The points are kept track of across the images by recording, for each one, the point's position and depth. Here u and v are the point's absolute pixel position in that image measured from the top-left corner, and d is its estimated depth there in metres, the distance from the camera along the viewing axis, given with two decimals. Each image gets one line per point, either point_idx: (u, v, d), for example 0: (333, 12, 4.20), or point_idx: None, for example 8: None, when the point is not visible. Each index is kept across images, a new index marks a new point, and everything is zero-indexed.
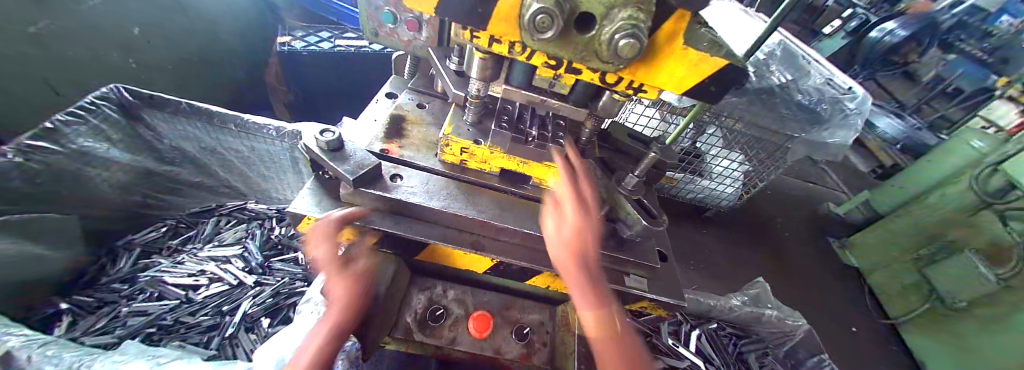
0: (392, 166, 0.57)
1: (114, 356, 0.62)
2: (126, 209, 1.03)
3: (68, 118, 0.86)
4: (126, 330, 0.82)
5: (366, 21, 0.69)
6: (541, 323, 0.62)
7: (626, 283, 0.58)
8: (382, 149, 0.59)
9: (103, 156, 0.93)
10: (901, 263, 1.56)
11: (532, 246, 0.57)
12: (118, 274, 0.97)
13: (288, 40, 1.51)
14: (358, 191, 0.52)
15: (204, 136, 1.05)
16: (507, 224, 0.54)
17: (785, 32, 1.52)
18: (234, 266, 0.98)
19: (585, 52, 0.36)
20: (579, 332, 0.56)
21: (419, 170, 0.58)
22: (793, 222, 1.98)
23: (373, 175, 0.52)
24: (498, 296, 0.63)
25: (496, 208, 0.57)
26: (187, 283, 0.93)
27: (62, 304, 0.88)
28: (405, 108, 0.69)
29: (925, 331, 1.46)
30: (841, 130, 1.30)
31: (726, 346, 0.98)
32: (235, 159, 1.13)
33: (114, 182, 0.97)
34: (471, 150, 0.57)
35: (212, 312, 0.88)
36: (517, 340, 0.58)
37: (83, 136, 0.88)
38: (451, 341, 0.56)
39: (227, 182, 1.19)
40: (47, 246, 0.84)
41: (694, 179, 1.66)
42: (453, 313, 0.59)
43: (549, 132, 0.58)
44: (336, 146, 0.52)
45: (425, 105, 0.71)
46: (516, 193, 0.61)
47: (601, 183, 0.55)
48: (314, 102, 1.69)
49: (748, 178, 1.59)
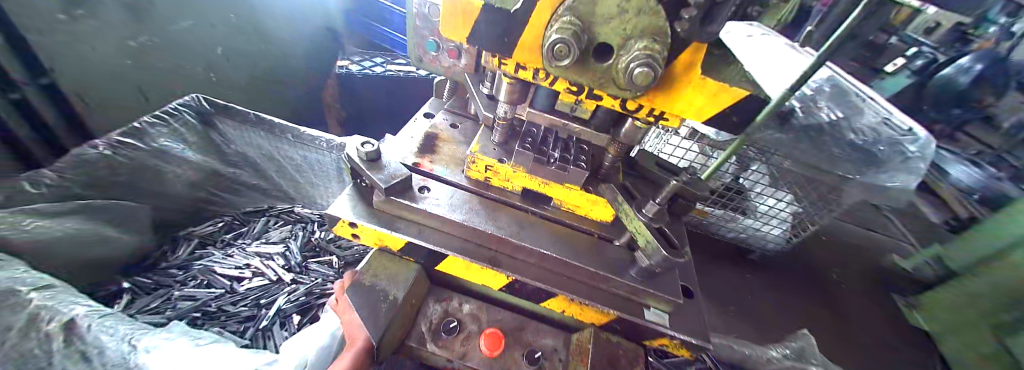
0: (422, 179, 0.61)
1: (161, 334, 0.69)
2: (191, 203, 1.15)
3: (154, 120, 1.02)
4: (175, 312, 0.90)
5: (412, 48, 0.77)
6: (554, 349, 0.60)
7: (646, 316, 0.56)
8: (414, 162, 0.63)
9: (178, 154, 1.06)
10: (976, 328, 1.35)
11: (549, 266, 0.57)
12: (175, 261, 1.08)
13: (346, 64, 1.73)
14: (390, 200, 0.55)
15: (265, 142, 1.20)
16: (524, 242, 0.56)
17: (834, 70, 1.46)
18: (275, 263, 1.06)
19: (603, 79, 0.38)
20: (592, 363, 0.54)
21: (446, 184, 0.61)
22: (850, 273, 1.78)
23: (404, 185, 0.56)
24: (512, 316, 0.63)
25: (516, 226, 0.58)
26: (233, 275, 1.01)
27: (126, 283, 0.98)
28: (440, 128, 0.74)
29: None
30: (907, 175, 1.16)
31: None
32: (290, 167, 1.25)
33: (184, 179, 1.09)
34: (496, 168, 0.59)
35: (250, 304, 0.95)
36: (528, 363, 0.57)
37: (164, 136, 1.03)
38: (461, 355, 0.56)
39: (279, 186, 1.30)
40: (122, 230, 0.95)
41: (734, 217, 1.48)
42: (466, 327, 0.59)
43: (571, 154, 0.57)
44: (375, 156, 0.56)
45: (458, 127, 0.76)
46: (536, 213, 0.62)
47: (620, 207, 0.55)
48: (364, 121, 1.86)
49: (798, 219, 1.41)
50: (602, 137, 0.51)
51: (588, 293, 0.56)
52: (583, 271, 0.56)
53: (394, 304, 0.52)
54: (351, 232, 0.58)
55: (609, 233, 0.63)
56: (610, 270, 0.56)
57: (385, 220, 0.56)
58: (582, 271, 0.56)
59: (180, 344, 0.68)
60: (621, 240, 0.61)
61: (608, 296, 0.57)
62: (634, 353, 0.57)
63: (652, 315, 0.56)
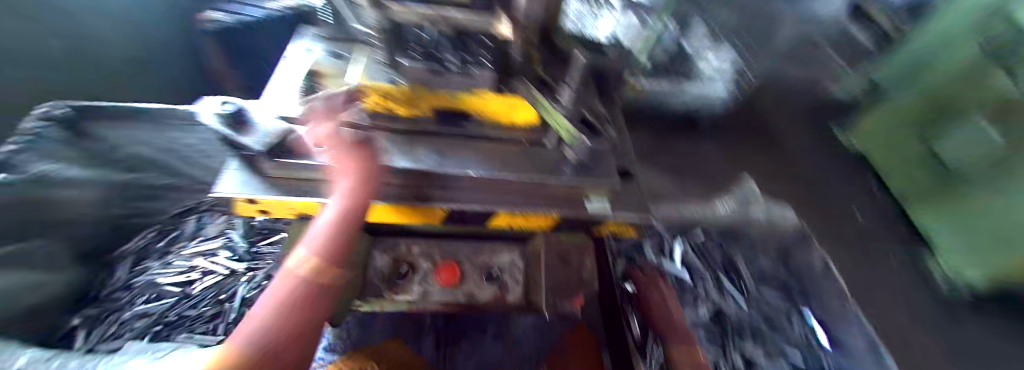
0: (310, 129, 0.51)
1: (114, 359, 0.66)
2: (108, 222, 1.03)
3: (18, 145, 0.85)
4: (133, 332, 0.86)
5: None
6: (512, 262, 0.61)
7: (588, 207, 0.55)
8: (300, 113, 0.52)
9: (63, 176, 0.92)
10: None
11: (482, 187, 0.53)
12: (118, 283, 1.00)
13: None
14: (279, 164, 0.48)
15: (154, 137, 1.02)
16: (447, 172, 0.50)
17: None
18: (220, 257, 1.00)
19: None
20: (545, 266, 0.56)
21: (341, 128, 0.52)
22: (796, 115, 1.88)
23: (290, 144, 0.47)
24: (464, 243, 0.61)
25: (435, 155, 0.53)
26: (181, 280, 0.95)
27: (76, 319, 0.91)
28: (320, 61, 0.60)
29: None
30: None
31: (710, 252, 1.05)
32: (193, 155, 1.10)
33: (86, 200, 0.96)
34: (391, 93, 0.50)
35: (210, 303, 0.92)
36: (488, 282, 0.59)
37: (36, 161, 0.87)
38: (421, 294, 0.57)
39: (199, 178, 1.16)
40: (38, 271, 0.86)
41: (682, 87, 1.44)
42: (420, 267, 0.59)
43: (470, 51, 0.45)
44: (236, 120, 0.47)
45: (344, 55, 0.62)
46: (456, 134, 0.55)
47: (541, 105, 0.49)
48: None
49: (733, 71, 1.45)
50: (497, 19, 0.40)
51: (527, 203, 0.54)
52: (517, 183, 0.52)
53: None
54: (256, 209, 0.51)
55: (537, 134, 0.58)
56: (545, 172, 0.53)
57: (288, 186, 0.49)
58: (517, 184, 0.52)
59: (137, 363, 0.65)
60: (548, 141, 0.58)
61: (547, 198, 0.55)
62: (582, 245, 0.59)
63: (594, 206, 0.55)
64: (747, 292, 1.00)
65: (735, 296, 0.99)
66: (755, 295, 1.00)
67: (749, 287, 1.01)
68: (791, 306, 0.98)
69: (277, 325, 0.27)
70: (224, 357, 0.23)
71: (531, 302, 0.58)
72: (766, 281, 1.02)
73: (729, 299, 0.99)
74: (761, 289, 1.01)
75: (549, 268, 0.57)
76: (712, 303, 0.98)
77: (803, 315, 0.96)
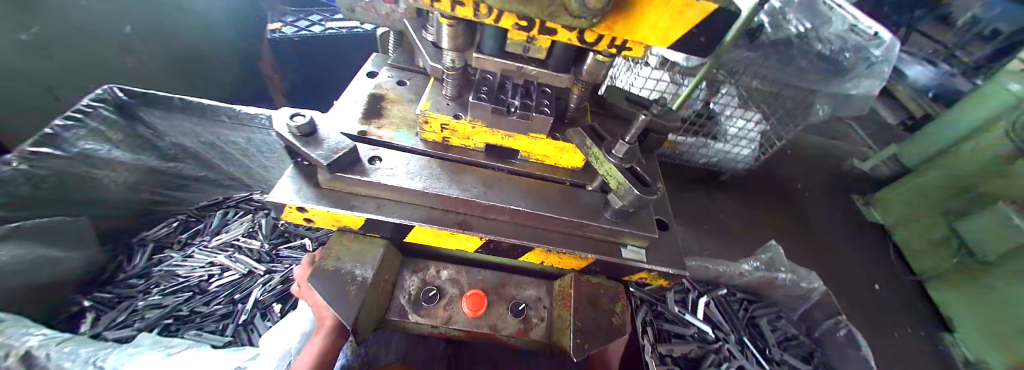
0: (371, 149, 0.54)
1: (127, 350, 0.66)
2: (134, 207, 1.05)
3: (67, 122, 0.87)
4: (144, 322, 0.86)
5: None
6: (538, 299, 0.61)
7: (623, 254, 0.55)
8: (361, 131, 0.56)
9: (108, 157, 0.94)
10: (929, 217, 1.48)
11: (522, 222, 0.55)
12: (134, 270, 1.01)
13: (278, 26, 1.49)
14: (337, 177, 0.50)
15: (200, 129, 1.03)
16: (494, 203, 0.52)
17: None
18: (242, 256, 1.02)
19: (553, 6, 0.32)
20: (576, 308, 0.54)
21: (399, 151, 0.55)
22: (814, 181, 1.89)
23: (349, 159, 0.50)
24: (493, 274, 0.62)
25: (481, 186, 0.54)
26: (198, 276, 0.97)
27: (86, 302, 0.92)
28: (386, 87, 0.66)
29: (948, 283, 1.42)
30: (868, 80, 1.21)
31: (736, 310, 0.98)
32: (234, 152, 1.12)
33: (122, 182, 0.98)
34: (452, 126, 0.54)
35: (224, 302, 0.93)
36: (513, 316, 0.57)
37: (85, 139, 0.89)
38: (445, 320, 0.55)
39: (230, 174, 1.20)
40: (66, 248, 0.87)
41: (705, 144, 1.61)
42: (447, 292, 0.58)
43: (532, 99, 0.52)
44: (309, 131, 0.50)
45: (406, 82, 0.68)
46: (503, 169, 0.58)
47: (591, 153, 0.52)
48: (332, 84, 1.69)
49: (765, 137, 1.52)
50: (564, 79, 0.46)
51: (563, 242, 0.55)
52: (557, 222, 0.54)
53: (363, 285, 0.49)
54: (302, 217, 0.53)
55: (581, 180, 0.61)
56: (584, 216, 0.54)
57: (338, 199, 0.51)
58: (557, 221, 0.54)
59: (149, 358, 0.65)
60: (593, 185, 0.59)
61: (586, 242, 0.56)
62: (614, 291, 0.58)
63: (630, 252, 0.56)
64: (773, 360, 0.91)
65: (758, 358, 0.90)
66: (779, 361, 0.91)
67: (777, 351, 0.92)
68: None
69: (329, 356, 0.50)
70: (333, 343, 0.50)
71: (555, 342, 0.56)
72: (790, 347, 0.95)
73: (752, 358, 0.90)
74: (787, 354, 0.92)
75: (581, 312, 0.54)
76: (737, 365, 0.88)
77: None
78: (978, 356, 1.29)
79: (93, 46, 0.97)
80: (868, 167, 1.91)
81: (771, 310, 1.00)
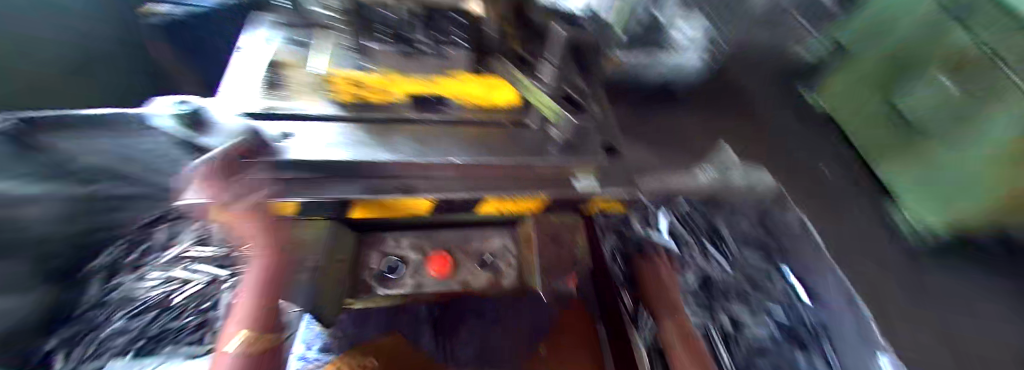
0: (277, 125, 0.48)
1: None
2: None
3: None
4: (119, 348, 0.85)
5: None
6: (504, 247, 0.61)
7: (577, 186, 0.54)
8: (266, 107, 0.48)
9: None
10: (868, 95, 1.55)
11: (469, 174, 0.52)
12: (90, 300, 0.94)
13: None
14: (243, 166, 0.43)
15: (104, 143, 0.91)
16: (432, 160, 0.48)
17: None
18: (202, 267, 0.97)
19: None
20: (538, 247, 0.56)
21: (311, 122, 0.49)
22: (766, 80, 1.93)
23: (255, 143, 0.43)
24: (455, 232, 0.61)
25: (415, 144, 0.50)
26: (159, 295, 0.93)
27: (48, 344, 0.85)
28: (281, 51, 0.57)
29: (891, 156, 1.50)
30: None
31: (694, 219, 1.08)
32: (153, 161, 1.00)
33: None
34: (363, 81, 0.47)
35: (194, 313, 0.89)
36: (482, 268, 0.58)
37: None
38: (416, 286, 0.56)
39: None
40: None
41: (655, 56, 1.53)
42: (412, 259, 0.58)
43: None
44: (197, 120, 0.44)
45: (304, 41, 0.58)
46: (437, 120, 0.54)
47: (519, 81, 0.52)
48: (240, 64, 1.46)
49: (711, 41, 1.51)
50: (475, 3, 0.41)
51: (515, 186, 0.53)
52: (504, 167, 0.51)
53: None
54: (227, 216, 0.47)
55: (521, 116, 0.57)
56: (531, 155, 0.52)
57: None
58: (503, 167, 0.51)
59: None
60: (532, 121, 0.56)
61: (536, 180, 0.54)
62: (573, 224, 0.58)
63: (583, 183, 0.54)
64: (731, 256, 1.06)
65: (718, 260, 1.05)
66: (738, 257, 1.06)
67: (729, 251, 1.07)
68: (771, 264, 1.07)
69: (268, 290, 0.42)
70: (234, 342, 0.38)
71: (526, 283, 0.58)
72: (748, 243, 1.09)
73: (713, 262, 1.05)
74: (744, 250, 1.08)
75: (542, 250, 0.57)
76: (699, 270, 1.03)
77: (781, 271, 1.05)
78: (923, 218, 1.40)
79: None
80: None
81: (728, 215, 1.11)
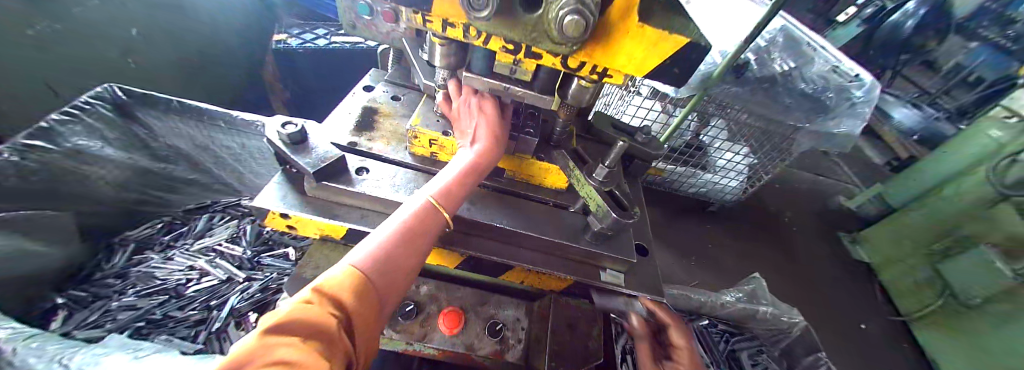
0: (359, 160, 0.56)
1: (95, 350, 0.64)
2: (122, 205, 1.03)
3: (63, 117, 0.86)
4: (115, 323, 0.84)
5: (344, 12, 0.68)
6: (517, 320, 0.60)
7: (602, 277, 0.56)
8: (351, 142, 0.58)
9: (99, 154, 0.93)
10: (914, 258, 1.50)
11: (505, 240, 0.55)
12: (112, 269, 0.99)
13: (284, 37, 1.55)
14: (321, 185, 0.50)
15: (196, 133, 1.04)
16: (477, 219, 0.53)
17: (789, 19, 1.45)
18: (224, 262, 1.01)
19: (535, 33, 0.35)
20: (552, 330, 0.54)
21: (386, 164, 0.57)
22: (801, 216, 1.92)
23: (337, 169, 0.51)
24: (473, 292, 0.62)
25: (465, 202, 0.55)
26: (175, 280, 0.95)
27: (59, 299, 0.90)
28: (380, 101, 0.68)
29: (937, 327, 1.41)
30: (850, 118, 1.24)
31: (716, 342, 0.99)
32: (228, 158, 1.13)
33: (109, 181, 0.97)
34: (440, 142, 0.55)
35: (199, 307, 0.90)
36: (490, 336, 0.57)
37: (78, 135, 0.88)
38: (422, 337, 0.55)
39: (222, 178, 1.19)
40: (48, 243, 0.86)
41: (695, 173, 1.64)
42: (426, 309, 0.58)
43: (521, 121, 0.56)
44: (299, 140, 0.51)
45: (401, 98, 0.70)
46: (488, 186, 0.60)
47: (573, 174, 0.54)
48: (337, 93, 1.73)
49: (752, 171, 1.56)
50: (547, 100, 0.48)
51: (544, 262, 0.55)
52: (538, 242, 0.54)
53: None
54: (285, 224, 0.53)
55: (564, 200, 0.62)
56: (566, 236, 0.55)
57: (323, 207, 0.52)
58: (538, 241, 0.54)
59: (116, 359, 0.62)
60: (575, 206, 0.60)
61: (565, 262, 0.56)
62: (591, 315, 0.58)
63: (608, 276, 0.56)
64: None
65: None
66: None
67: None
68: None
69: (391, 261, 0.34)
70: (354, 279, 0.31)
71: (531, 366, 0.54)
72: None
73: None
74: None
75: (556, 334, 0.54)
76: None
77: None
78: None
79: (105, 45, 0.99)
80: (855, 206, 1.95)
81: (752, 343, 1.01)
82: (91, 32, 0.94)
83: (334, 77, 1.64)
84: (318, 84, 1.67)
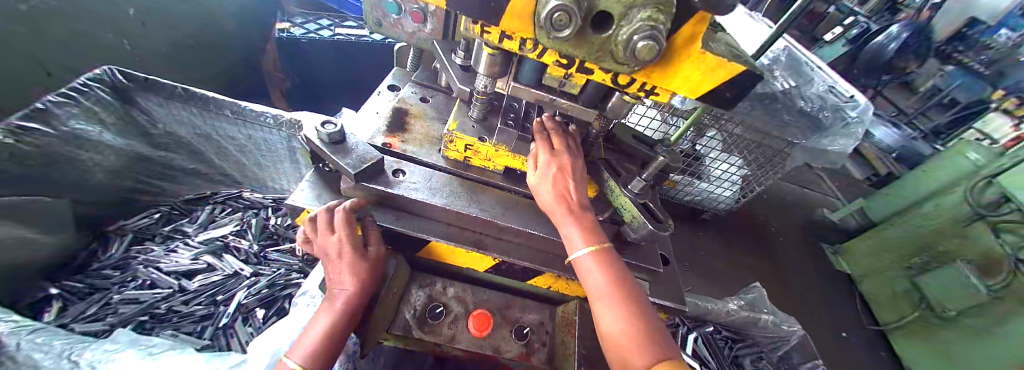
0: (395, 161, 0.56)
1: (104, 346, 0.61)
2: (120, 193, 1.00)
3: (60, 99, 0.81)
4: (117, 318, 0.81)
5: (370, 10, 0.66)
6: (541, 323, 0.61)
7: None
8: (385, 143, 0.58)
9: (98, 140, 0.89)
10: (891, 271, 1.59)
11: (536, 246, 0.56)
12: (110, 260, 0.95)
13: (287, 26, 1.50)
14: (359, 186, 0.50)
15: (200, 121, 1.00)
16: (511, 223, 0.54)
17: (790, 40, 1.51)
18: (229, 256, 0.99)
19: (600, 52, 0.36)
20: (580, 334, 0.55)
21: (422, 167, 0.57)
22: (789, 227, 2.00)
23: (375, 170, 0.51)
24: (498, 295, 0.63)
25: (499, 207, 0.56)
26: (178, 272, 0.93)
27: (54, 289, 0.86)
28: (408, 101, 0.68)
29: (914, 338, 1.49)
30: (845, 138, 1.30)
31: (721, 348, 1.01)
32: (231, 148, 1.09)
33: (105, 167, 0.93)
34: (475, 147, 0.56)
35: (206, 303, 0.88)
36: (517, 340, 0.58)
37: (76, 118, 0.84)
38: (450, 339, 0.55)
39: (223, 169, 1.16)
40: (43, 231, 0.82)
41: (692, 182, 1.69)
42: (453, 311, 0.58)
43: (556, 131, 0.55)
44: (338, 139, 0.51)
45: (428, 99, 0.70)
46: (519, 192, 0.60)
47: (608, 185, 0.55)
48: (345, 89, 1.69)
49: (746, 181, 1.61)
50: (590, 113, 0.50)
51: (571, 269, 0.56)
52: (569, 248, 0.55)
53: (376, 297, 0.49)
54: None
55: None
56: None
57: None
58: None
59: (129, 357, 0.60)
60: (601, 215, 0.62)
61: None
62: None
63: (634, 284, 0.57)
64: None
65: None
66: None
67: None
68: None
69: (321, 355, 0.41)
70: None
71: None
72: None
73: None
74: None
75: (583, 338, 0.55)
76: None
77: None
78: None
79: (106, 28, 0.95)
80: (839, 218, 2.04)
81: (753, 350, 1.03)
82: (94, 13, 0.91)
83: (342, 71, 1.61)
84: (325, 77, 1.63)
